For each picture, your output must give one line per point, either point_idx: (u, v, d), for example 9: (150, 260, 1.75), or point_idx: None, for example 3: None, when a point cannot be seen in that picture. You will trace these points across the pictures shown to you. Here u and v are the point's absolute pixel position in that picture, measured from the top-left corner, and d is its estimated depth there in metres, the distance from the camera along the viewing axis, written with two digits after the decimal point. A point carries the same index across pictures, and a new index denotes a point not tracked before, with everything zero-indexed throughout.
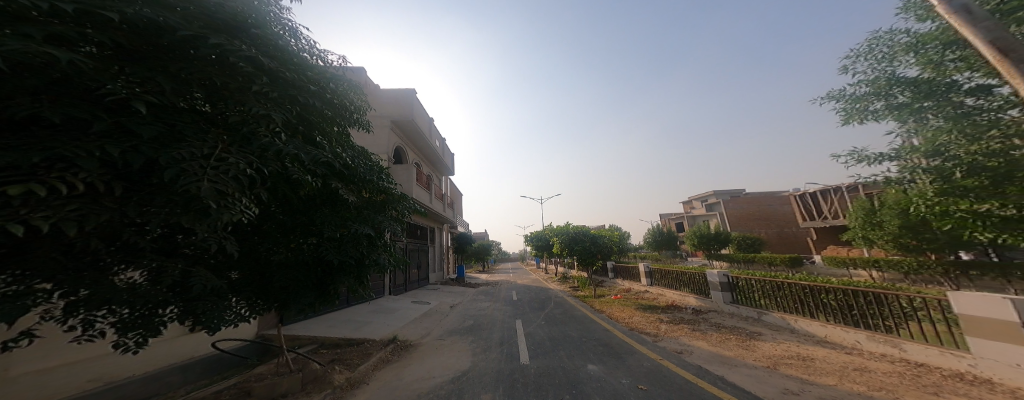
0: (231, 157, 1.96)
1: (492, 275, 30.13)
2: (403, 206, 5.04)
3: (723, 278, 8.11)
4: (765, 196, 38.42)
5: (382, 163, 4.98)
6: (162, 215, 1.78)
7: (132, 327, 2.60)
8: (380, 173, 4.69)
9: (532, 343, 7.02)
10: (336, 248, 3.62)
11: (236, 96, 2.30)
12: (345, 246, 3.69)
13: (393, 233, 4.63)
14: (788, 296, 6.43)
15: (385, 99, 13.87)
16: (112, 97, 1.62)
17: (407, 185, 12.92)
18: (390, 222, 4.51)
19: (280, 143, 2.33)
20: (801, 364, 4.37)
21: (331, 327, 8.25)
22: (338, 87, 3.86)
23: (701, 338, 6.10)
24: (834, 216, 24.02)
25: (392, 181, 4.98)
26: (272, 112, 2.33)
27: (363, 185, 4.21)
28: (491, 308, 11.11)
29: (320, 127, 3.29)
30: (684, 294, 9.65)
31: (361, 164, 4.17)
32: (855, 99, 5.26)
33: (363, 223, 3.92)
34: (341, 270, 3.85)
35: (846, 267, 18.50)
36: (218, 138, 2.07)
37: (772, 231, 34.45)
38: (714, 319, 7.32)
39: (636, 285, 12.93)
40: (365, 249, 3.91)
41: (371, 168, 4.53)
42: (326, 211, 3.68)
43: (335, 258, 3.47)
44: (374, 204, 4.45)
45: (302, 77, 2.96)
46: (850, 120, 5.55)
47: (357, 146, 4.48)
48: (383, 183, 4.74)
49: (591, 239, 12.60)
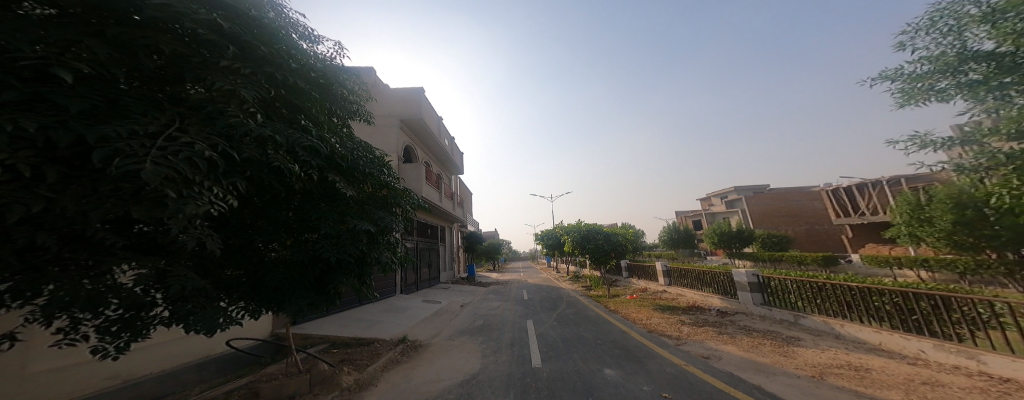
0: (187, 138, 1.67)
1: (505, 274, 29.86)
2: (407, 202, 4.72)
3: (753, 278, 7.43)
4: (792, 192, 36.34)
5: (383, 157, 4.71)
6: (105, 206, 1.51)
7: (116, 330, 2.32)
8: (380, 166, 4.37)
9: (544, 345, 6.63)
10: (333, 245, 3.28)
11: (198, 70, 2.04)
12: (343, 243, 3.34)
13: (397, 230, 4.29)
14: (830, 298, 5.75)
15: (393, 99, 13.84)
16: (25, 60, 1.40)
17: (416, 183, 12.82)
18: (392, 218, 4.16)
19: (252, 124, 2.04)
20: (854, 374, 3.81)
21: (342, 327, 8.15)
22: (329, 72, 3.65)
23: (730, 343, 5.53)
24: (872, 212, 22.26)
25: (394, 175, 4.70)
26: (239, 88, 2.06)
27: (363, 178, 3.87)
28: (502, 307, 10.81)
29: (306, 111, 3.02)
30: (707, 294, 9.02)
31: (360, 157, 3.87)
32: (912, 78, 4.50)
33: (363, 218, 3.57)
34: (341, 270, 3.54)
35: (888, 267, 17.06)
36: (174, 116, 1.81)
37: (801, 228, 32.57)
38: (743, 322, 6.69)
39: (654, 284, 12.29)
40: (366, 246, 3.57)
41: (371, 161, 4.22)
42: (325, 207, 3.35)
43: (332, 256, 3.13)
44: (377, 199, 4.13)
45: (281, 53, 2.74)
46: (910, 102, 4.79)
47: (355, 138, 4.19)
48: (385, 177, 4.43)
49: (605, 236, 12.04)
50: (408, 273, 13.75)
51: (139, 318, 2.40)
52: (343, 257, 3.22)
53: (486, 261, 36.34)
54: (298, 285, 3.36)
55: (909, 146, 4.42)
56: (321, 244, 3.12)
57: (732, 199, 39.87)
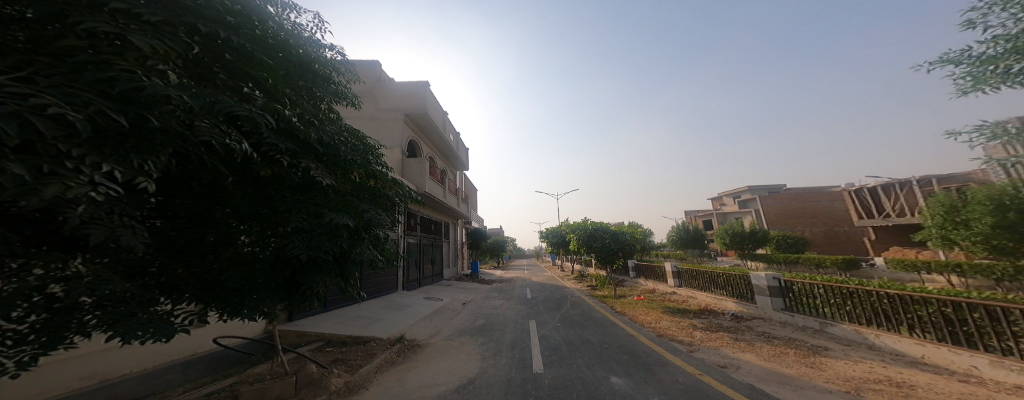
0: (50, 102, 1.30)
1: (510, 272, 29.61)
2: (396, 195, 4.34)
3: (773, 281, 6.92)
4: (811, 192, 34.95)
5: (370, 144, 4.36)
6: None
7: (27, 341, 1.80)
8: (367, 155, 4.03)
9: (547, 348, 6.29)
10: (305, 240, 2.90)
11: (90, 16, 1.71)
12: (318, 240, 2.97)
13: (383, 225, 3.91)
14: (862, 305, 5.26)
15: (398, 93, 13.65)
16: None
17: (419, 179, 12.59)
18: (377, 212, 3.75)
19: (161, 88, 1.65)
20: (895, 391, 3.34)
21: (340, 324, 7.96)
22: (297, 42, 3.30)
23: (749, 351, 5.07)
24: (899, 214, 21.18)
25: (382, 163, 4.35)
26: (139, 38, 1.70)
27: (347, 166, 3.54)
28: (504, 306, 10.48)
29: (259, 81, 2.65)
30: (720, 297, 8.53)
31: (340, 142, 3.50)
32: (978, 60, 3.72)
33: (345, 209, 3.23)
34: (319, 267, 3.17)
35: (915, 271, 16.13)
36: (50, 76, 1.51)
37: (818, 229, 31.38)
38: (761, 328, 6.21)
39: (663, 286, 11.79)
40: (346, 243, 3.19)
41: (357, 148, 3.87)
42: (296, 198, 2.93)
43: (303, 253, 2.75)
44: (362, 190, 3.79)
45: (222, 8, 2.39)
46: (981, 88, 3.86)
47: (335, 123, 3.86)
48: (372, 166, 4.06)
49: (612, 235, 11.62)
50: (410, 270, 13.58)
51: (63, 325, 1.88)
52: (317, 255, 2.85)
53: (491, 259, 36.06)
54: (268, 285, 2.98)
55: (976, 137, 4.04)
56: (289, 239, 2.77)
57: (745, 199, 38.70)
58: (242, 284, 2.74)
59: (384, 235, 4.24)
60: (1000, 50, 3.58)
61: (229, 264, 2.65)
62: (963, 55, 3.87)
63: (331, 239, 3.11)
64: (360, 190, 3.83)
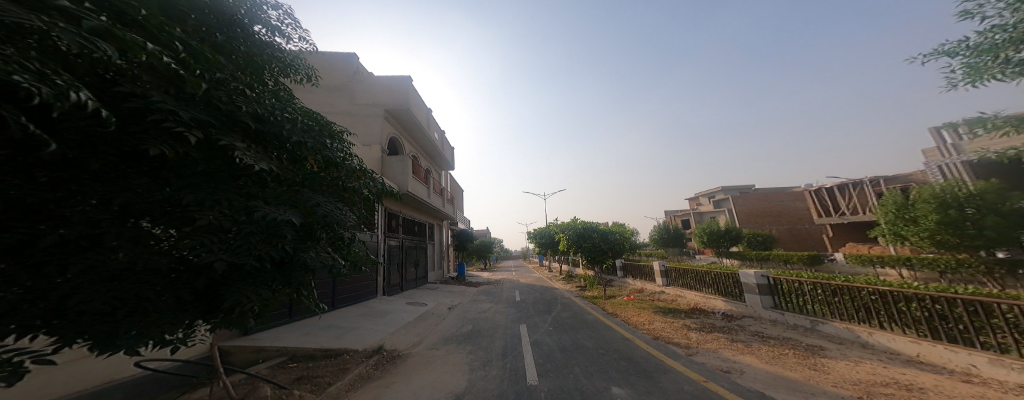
0: None
1: (495, 273, 29.11)
2: (364, 186, 3.69)
3: (762, 278, 6.98)
4: (776, 192, 37.17)
5: (325, 123, 3.70)
6: None
7: None
8: (323, 136, 3.36)
9: (541, 355, 5.95)
10: (226, 244, 2.20)
11: None
12: (245, 242, 2.28)
13: (348, 221, 3.25)
14: (849, 301, 5.32)
15: (378, 87, 12.79)
16: None
17: (401, 178, 11.84)
18: (336, 205, 3.09)
19: None
20: (906, 395, 3.24)
21: (308, 335, 7.16)
22: None
23: (748, 353, 4.99)
24: (852, 212, 22.87)
25: (345, 149, 3.72)
26: None
27: (293, 149, 2.90)
28: (492, 310, 10.02)
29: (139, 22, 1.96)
30: (709, 296, 8.58)
31: (280, 117, 2.83)
32: (976, 50, 4.02)
33: (287, 200, 2.59)
34: (254, 277, 2.51)
35: (870, 265, 17.36)
36: None
37: (783, 227, 33.47)
38: (753, 327, 6.22)
39: (651, 285, 11.84)
40: (290, 246, 2.50)
41: (310, 129, 3.22)
42: (210, 187, 2.24)
43: (220, 260, 2.07)
44: (317, 180, 3.14)
45: None
46: (980, 77, 4.10)
47: (281, 98, 3.21)
48: (332, 151, 3.40)
49: (601, 234, 11.49)
50: (392, 273, 12.78)
51: None
52: (243, 262, 2.19)
53: (476, 260, 35.46)
54: (172, 302, 2.19)
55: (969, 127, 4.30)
56: (201, 240, 2.12)
57: (718, 199, 40.58)
58: (122, 302, 1.91)
59: (351, 234, 3.58)
60: (1000, 40, 3.82)
61: (97, 274, 1.83)
62: (961, 46, 4.19)
63: (267, 240, 2.46)
64: (315, 179, 3.15)
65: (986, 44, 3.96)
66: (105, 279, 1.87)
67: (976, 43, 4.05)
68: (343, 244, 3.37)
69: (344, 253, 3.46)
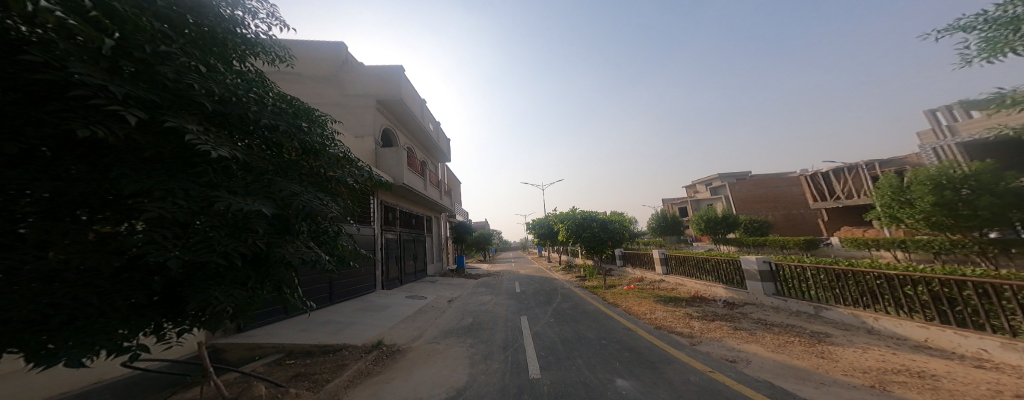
0: None
1: (494, 265, 29.08)
2: (346, 173, 3.51)
3: (764, 265, 6.90)
4: (773, 178, 37.24)
5: (300, 105, 3.53)
6: None
7: None
8: (297, 121, 3.18)
9: (542, 348, 5.86)
10: (184, 244, 2.02)
11: None
12: (209, 238, 2.10)
13: (330, 209, 3.08)
14: (852, 285, 5.26)
15: (368, 77, 12.34)
16: None
17: (395, 170, 11.59)
18: (314, 193, 2.91)
19: None
20: (920, 383, 3.17)
21: (304, 332, 7.01)
22: None
23: (753, 341, 4.92)
24: (847, 196, 22.95)
25: (323, 133, 3.55)
26: None
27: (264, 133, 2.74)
28: (492, 302, 9.95)
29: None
30: (710, 283, 8.53)
31: (243, 100, 2.67)
32: (995, 23, 3.85)
33: (256, 191, 2.43)
34: (223, 274, 2.31)
35: (865, 248, 17.47)
36: None
37: (779, 213, 33.69)
38: (756, 315, 6.17)
39: (651, 274, 11.79)
40: (259, 241, 2.32)
41: (281, 111, 3.07)
42: (164, 178, 2.09)
43: (176, 258, 1.89)
44: (292, 168, 2.98)
45: None
46: (999, 51, 3.93)
47: (247, 78, 3.08)
48: (309, 136, 3.21)
49: (600, 224, 11.37)
50: (390, 268, 12.62)
51: None
52: (206, 260, 2.02)
53: (474, 253, 35.45)
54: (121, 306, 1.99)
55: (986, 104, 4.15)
56: (154, 234, 1.95)
57: (715, 186, 40.63)
58: (55, 309, 1.73)
59: (335, 225, 3.43)
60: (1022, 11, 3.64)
61: (34, 271, 1.74)
62: (978, 19, 4.01)
63: (235, 234, 2.30)
64: (288, 166, 3.00)
65: (1006, 15, 3.78)
66: (43, 275, 1.77)
67: (996, 15, 3.87)
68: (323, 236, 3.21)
69: (327, 245, 3.31)
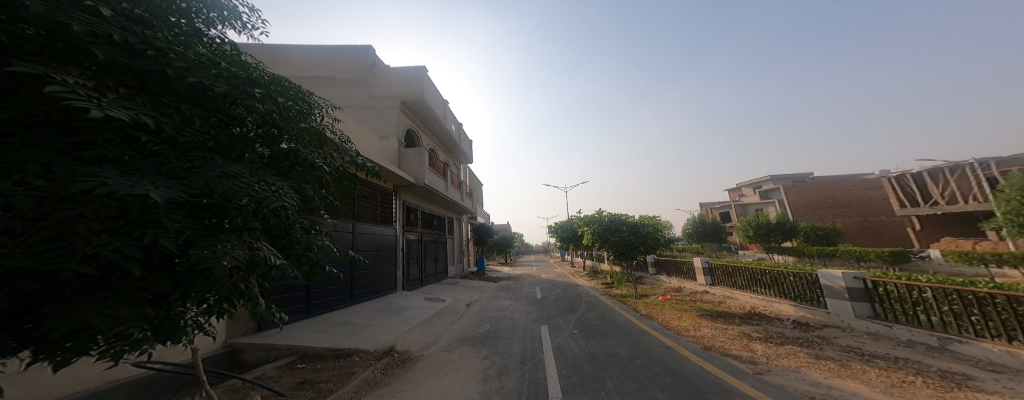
0: None
1: (519, 268, 28.39)
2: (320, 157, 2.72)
3: (854, 282, 5.39)
4: (840, 180, 32.50)
5: (267, 76, 2.79)
6: None
7: None
8: (257, 89, 2.39)
9: (564, 364, 5.02)
10: (26, 249, 1.22)
11: None
12: (68, 237, 1.29)
13: (296, 200, 2.22)
14: (1000, 315, 3.88)
15: (393, 79, 12.42)
16: None
17: (419, 171, 11.39)
18: (270, 180, 2.09)
19: None
20: None
21: (321, 333, 6.65)
22: None
23: (849, 377, 3.69)
24: (947, 201, 19.10)
25: (295, 107, 2.77)
26: None
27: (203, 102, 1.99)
28: (512, 308, 9.23)
29: None
30: (771, 299, 7.09)
31: (173, 52, 1.92)
32: None
33: (173, 171, 1.68)
34: (117, 289, 1.48)
35: (977, 264, 14.22)
36: None
37: (849, 220, 29.23)
38: (843, 341, 4.82)
39: (690, 283, 10.38)
40: (168, 242, 1.48)
41: (236, 78, 2.33)
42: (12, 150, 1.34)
43: None
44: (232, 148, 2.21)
45: None
46: None
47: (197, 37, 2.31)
48: (271, 106, 2.43)
49: (631, 228, 10.18)
50: (411, 268, 12.44)
51: None
52: (59, 270, 1.22)
53: (497, 255, 35.00)
54: None
55: None
56: None
57: (768, 189, 36.45)
58: None
59: (310, 223, 2.58)
60: None
61: None
62: None
63: (131, 234, 1.48)
64: (235, 144, 2.23)
65: None
66: None
67: None
68: (293, 239, 2.37)
69: (296, 249, 2.48)
